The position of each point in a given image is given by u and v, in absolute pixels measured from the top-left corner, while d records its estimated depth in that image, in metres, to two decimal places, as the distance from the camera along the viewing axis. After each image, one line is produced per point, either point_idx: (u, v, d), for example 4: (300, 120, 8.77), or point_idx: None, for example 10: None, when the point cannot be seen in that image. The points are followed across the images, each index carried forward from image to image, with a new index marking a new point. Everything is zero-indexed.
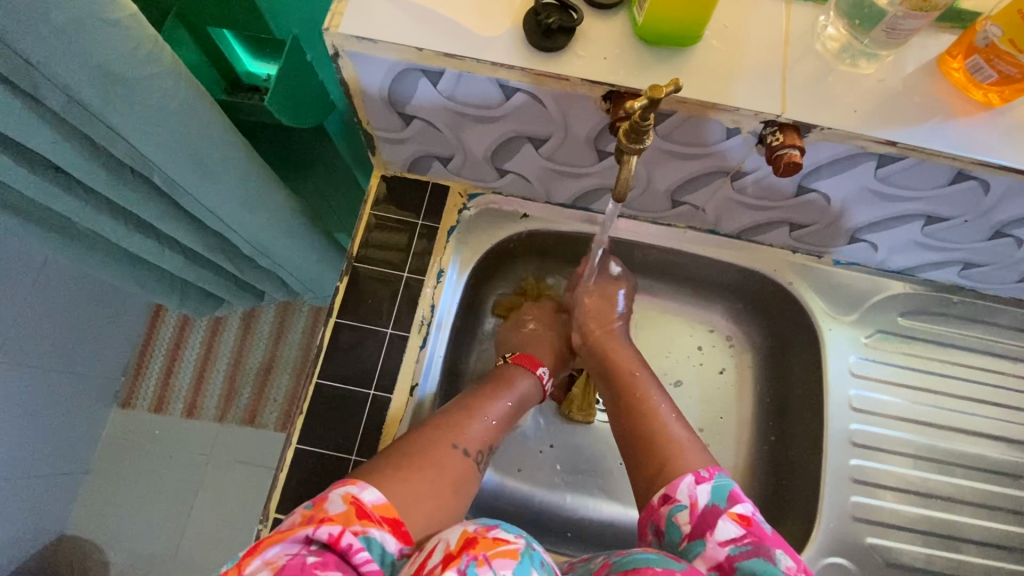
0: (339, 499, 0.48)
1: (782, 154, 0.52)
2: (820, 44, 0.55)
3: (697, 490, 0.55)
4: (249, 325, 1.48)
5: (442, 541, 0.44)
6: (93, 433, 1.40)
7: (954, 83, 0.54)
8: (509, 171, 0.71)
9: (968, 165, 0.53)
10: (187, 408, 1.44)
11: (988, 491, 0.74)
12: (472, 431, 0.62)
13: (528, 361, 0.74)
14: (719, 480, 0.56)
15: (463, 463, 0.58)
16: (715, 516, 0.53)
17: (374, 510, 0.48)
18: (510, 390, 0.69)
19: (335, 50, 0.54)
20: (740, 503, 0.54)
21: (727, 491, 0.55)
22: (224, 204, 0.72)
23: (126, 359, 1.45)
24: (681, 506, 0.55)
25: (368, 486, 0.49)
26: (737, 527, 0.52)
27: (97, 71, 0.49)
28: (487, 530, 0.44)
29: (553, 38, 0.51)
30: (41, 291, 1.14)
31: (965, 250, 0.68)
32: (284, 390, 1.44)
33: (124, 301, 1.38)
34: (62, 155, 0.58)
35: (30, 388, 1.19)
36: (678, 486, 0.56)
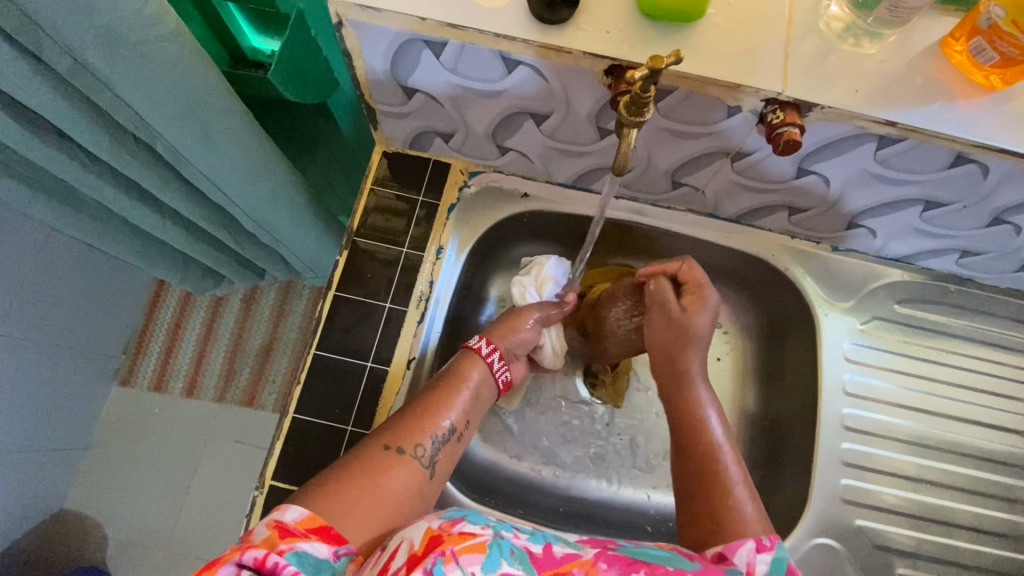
0: (263, 527, 0.48)
1: (782, 132, 0.52)
2: (823, 23, 0.55)
3: (758, 559, 0.51)
4: (250, 305, 1.48)
5: (405, 541, 0.47)
6: (94, 408, 1.42)
7: (958, 65, 0.54)
8: (511, 148, 0.71)
9: (967, 147, 0.53)
10: (187, 386, 1.45)
11: (979, 478, 0.75)
12: (411, 431, 0.59)
13: (467, 355, 0.68)
14: (782, 552, 0.52)
15: (393, 463, 0.56)
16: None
17: (298, 524, 0.48)
18: (453, 383, 0.64)
19: (339, 18, 0.54)
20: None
21: (783, 565, 0.51)
22: (227, 176, 0.73)
23: (127, 337, 1.47)
24: (737, 570, 0.51)
25: (289, 506, 0.50)
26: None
27: (102, 32, 0.49)
28: (451, 526, 0.46)
29: (557, 10, 0.51)
30: (44, 265, 1.14)
31: (963, 238, 0.68)
32: (283, 371, 1.45)
33: (126, 278, 1.39)
34: (66, 120, 0.59)
35: (32, 362, 1.20)
36: (739, 550, 0.52)
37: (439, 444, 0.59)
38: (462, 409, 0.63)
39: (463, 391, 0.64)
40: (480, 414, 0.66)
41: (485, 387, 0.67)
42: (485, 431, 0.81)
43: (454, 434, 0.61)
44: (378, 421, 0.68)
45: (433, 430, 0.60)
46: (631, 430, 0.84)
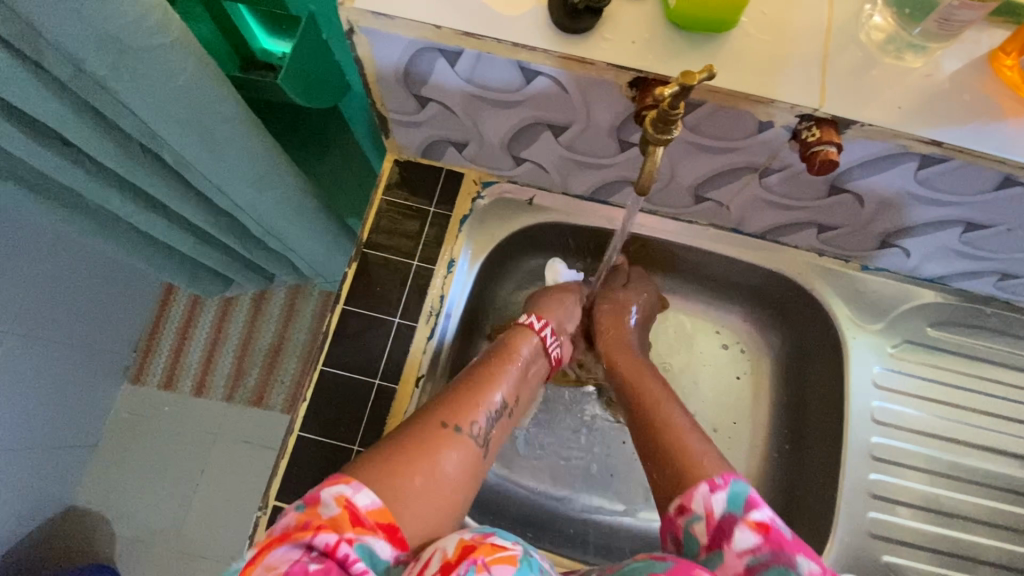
0: (331, 501, 0.43)
1: (817, 151, 0.49)
2: (864, 34, 0.51)
3: (714, 499, 0.51)
4: (259, 306, 1.48)
5: (438, 549, 0.42)
6: (103, 406, 1.42)
7: (1009, 81, 0.50)
8: (526, 159, 0.68)
9: (1017, 169, 0.50)
10: (196, 387, 1.45)
11: (1011, 512, 0.71)
12: (467, 409, 0.57)
13: (522, 331, 0.68)
14: (737, 486, 0.51)
15: (453, 441, 0.53)
16: (731, 527, 0.49)
17: (368, 515, 0.44)
18: (504, 358, 0.64)
19: (350, 25, 0.52)
20: (757, 508, 0.49)
21: (742, 498, 0.50)
22: (235, 183, 0.71)
23: (137, 336, 1.46)
24: (696, 516, 0.51)
25: (363, 487, 0.45)
26: (754, 535, 0.47)
27: (105, 39, 0.47)
28: (483, 537, 0.42)
29: (581, 19, 0.48)
30: (54, 265, 1.14)
31: (1004, 260, 0.64)
32: (291, 373, 1.44)
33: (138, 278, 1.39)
34: (70, 128, 0.57)
35: (41, 361, 1.20)
36: (694, 495, 0.52)
37: (491, 422, 0.58)
38: (512, 384, 0.62)
39: (513, 368, 0.64)
40: (525, 396, 0.66)
41: (535, 362, 0.67)
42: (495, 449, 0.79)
43: (504, 411, 0.61)
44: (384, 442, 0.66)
45: (485, 408, 0.58)
46: None
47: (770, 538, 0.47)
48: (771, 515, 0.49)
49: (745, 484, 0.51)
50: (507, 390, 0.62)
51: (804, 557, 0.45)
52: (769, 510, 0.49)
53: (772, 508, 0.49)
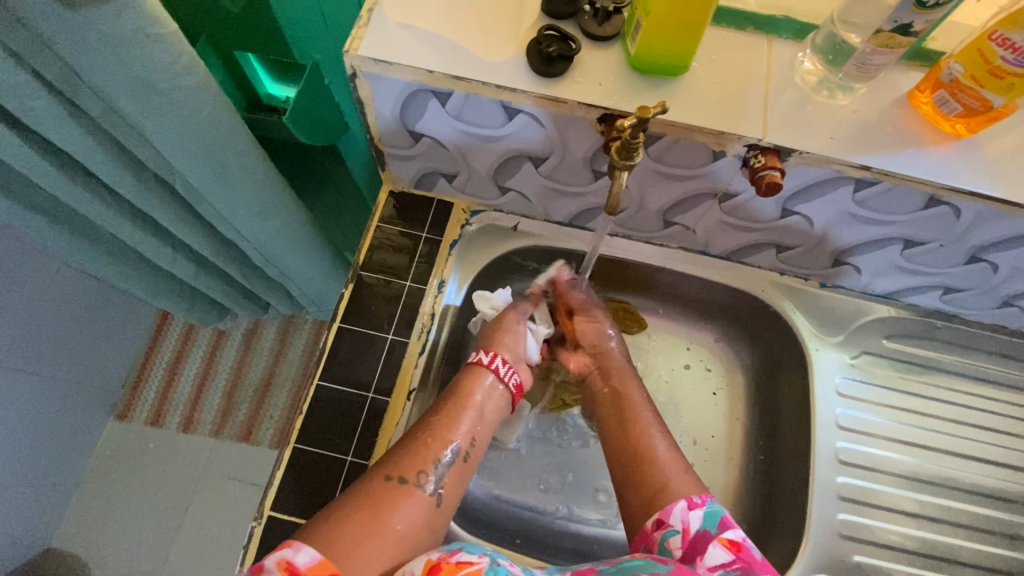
0: (275, 566, 0.46)
1: (764, 175, 0.56)
2: (799, 77, 0.59)
3: (691, 516, 0.59)
4: (250, 340, 1.52)
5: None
6: (87, 442, 1.42)
7: (926, 115, 0.58)
8: (511, 188, 0.75)
9: (939, 191, 0.57)
10: (184, 422, 1.46)
11: (977, 514, 0.75)
12: (415, 460, 0.58)
13: (473, 369, 0.69)
14: (711, 506, 0.59)
15: (398, 495, 0.55)
16: (705, 542, 0.57)
17: (309, 569, 0.46)
18: (458, 401, 0.64)
19: (353, 70, 0.59)
20: (730, 529, 0.57)
21: (718, 518, 0.58)
22: (240, 212, 0.76)
23: (126, 372, 1.49)
24: (674, 530, 0.59)
25: (302, 546, 0.48)
26: (726, 552, 0.56)
27: (135, 79, 0.53)
28: (449, 555, 0.49)
29: (553, 65, 0.56)
30: (46, 299, 1.18)
31: (944, 275, 0.71)
32: (280, 408, 1.47)
33: (121, 312, 1.41)
34: (93, 159, 0.62)
35: (30, 395, 1.21)
36: (673, 511, 0.59)
37: (442, 469, 0.59)
38: (468, 427, 0.63)
39: (467, 412, 0.64)
40: (488, 433, 0.66)
41: (490, 401, 0.67)
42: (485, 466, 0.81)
43: (459, 457, 0.61)
44: (376, 453, 0.68)
45: (436, 457, 0.59)
46: None
47: (740, 555, 0.56)
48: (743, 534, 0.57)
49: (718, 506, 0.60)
50: (461, 435, 0.62)
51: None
52: (739, 531, 0.58)
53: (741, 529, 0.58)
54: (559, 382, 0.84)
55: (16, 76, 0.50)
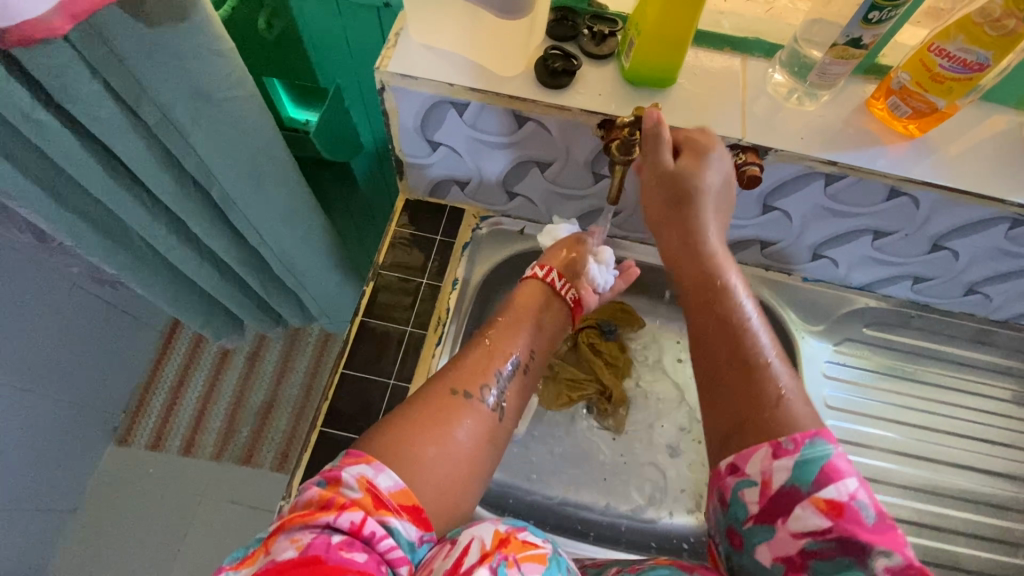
0: (355, 483, 0.47)
1: (744, 170, 0.64)
2: (771, 88, 0.68)
3: (776, 467, 0.48)
4: (253, 364, 1.59)
5: (474, 537, 0.46)
6: (87, 465, 1.46)
7: (882, 119, 0.67)
8: (518, 193, 0.82)
9: (898, 182, 0.65)
10: (185, 446, 1.50)
11: (961, 485, 0.81)
12: (475, 376, 0.62)
13: (530, 284, 0.72)
14: (816, 453, 0.47)
15: (461, 407, 0.59)
16: (792, 501, 0.46)
17: (391, 497, 0.48)
18: (517, 316, 0.69)
19: (383, 85, 0.67)
20: (830, 486, 0.45)
21: (814, 469, 0.46)
22: (268, 217, 0.82)
23: (128, 397, 1.54)
24: (751, 481, 0.49)
25: (384, 469, 0.50)
26: (819, 517, 0.45)
27: (192, 90, 0.60)
28: (516, 531, 0.47)
29: (558, 78, 0.65)
30: (51, 319, 1.22)
31: (911, 265, 0.78)
32: (281, 430, 1.51)
33: (121, 334, 1.46)
34: (144, 166, 0.69)
35: (27, 414, 1.25)
36: (753, 458, 0.49)
37: (503, 381, 0.63)
38: (526, 343, 0.67)
39: (524, 328, 0.68)
40: (546, 347, 0.70)
41: (549, 315, 0.71)
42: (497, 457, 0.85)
43: (518, 370, 0.65)
44: None
45: (496, 370, 0.63)
46: (639, 455, 0.87)
47: (840, 521, 0.45)
48: (851, 491, 0.45)
49: (820, 450, 0.47)
50: (519, 350, 0.66)
51: (876, 546, 0.43)
52: (846, 487, 0.45)
53: (850, 486, 0.45)
54: (565, 381, 0.88)
55: (90, 87, 0.57)
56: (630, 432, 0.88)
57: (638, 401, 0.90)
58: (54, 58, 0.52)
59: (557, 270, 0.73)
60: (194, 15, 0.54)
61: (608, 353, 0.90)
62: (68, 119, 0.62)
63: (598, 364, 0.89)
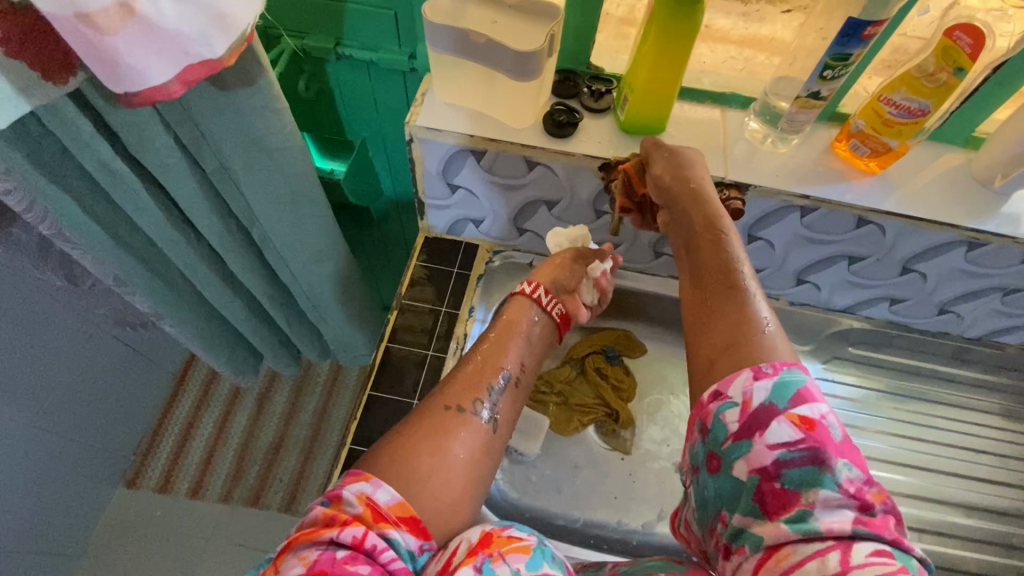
0: (355, 499, 0.51)
1: (729, 203, 0.73)
2: (748, 134, 0.78)
3: (756, 387, 0.51)
4: (263, 403, 1.63)
5: (464, 540, 0.52)
6: (96, 508, 1.47)
7: (846, 158, 0.77)
8: (528, 229, 0.91)
9: (865, 213, 0.74)
10: (193, 487, 1.52)
11: (955, 492, 0.86)
12: (468, 391, 0.65)
13: (517, 299, 0.76)
14: (787, 376, 0.51)
15: (457, 422, 0.62)
16: (770, 417, 0.50)
17: (390, 510, 0.52)
18: (506, 330, 0.73)
19: (412, 137, 0.77)
20: (804, 404, 0.49)
21: (790, 391, 0.50)
22: (301, 255, 0.91)
23: (140, 438, 1.57)
24: (732, 403, 0.52)
25: (382, 484, 0.53)
26: (794, 430, 0.48)
27: (249, 142, 0.70)
28: (501, 530, 0.53)
29: (563, 128, 0.75)
30: (74, 359, 1.27)
31: (887, 287, 0.86)
32: (290, 469, 1.53)
33: (136, 375, 1.51)
34: (197, 210, 0.77)
35: (43, 455, 1.28)
36: (734, 381, 0.53)
37: (496, 395, 0.67)
38: (516, 356, 0.71)
39: (514, 341, 0.72)
40: (535, 360, 0.74)
41: (536, 329, 0.75)
42: (513, 476, 0.89)
43: (509, 384, 0.69)
44: None
45: (488, 385, 0.67)
46: (649, 472, 0.91)
47: (812, 435, 0.48)
48: (822, 412, 0.49)
49: (796, 377, 0.52)
50: (509, 364, 0.70)
51: (841, 460, 0.47)
52: (819, 408, 0.49)
53: (822, 406, 0.49)
54: (575, 406, 0.94)
55: (163, 141, 0.66)
56: (638, 451, 0.93)
57: (644, 420, 0.95)
58: (136, 117, 0.61)
59: (544, 286, 0.78)
60: (259, 80, 0.64)
61: (613, 376, 0.96)
62: (137, 168, 0.71)
63: (603, 387, 0.95)
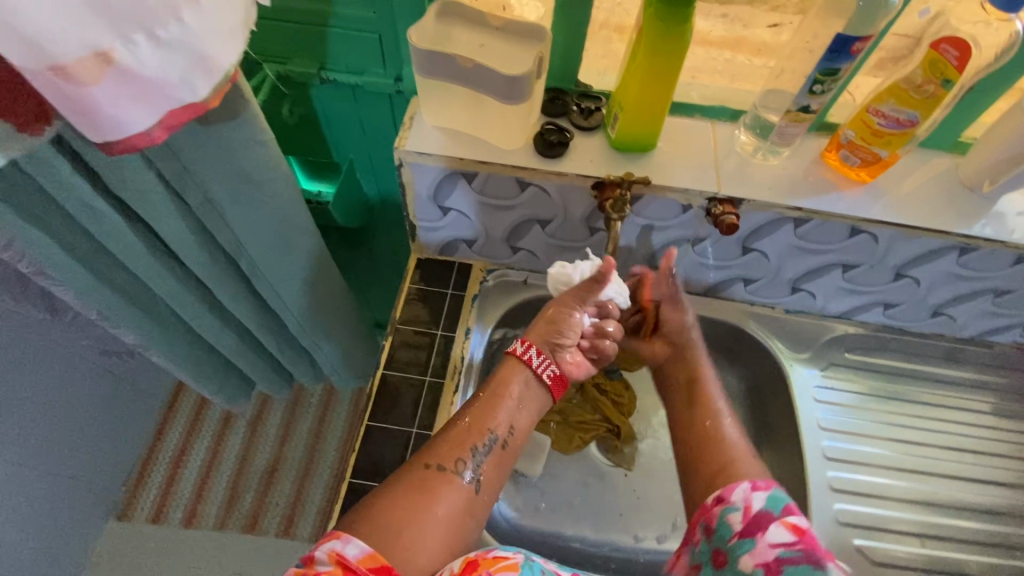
0: (325, 558, 0.52)
1: (723, 219, 0.73)
2: (739, 147, 0.78)
3: (754, 497, 0.62)
4: (256, 427, 1.60)
5: (447, 568, 0.57)
6: (85, 545, 1.42)
7: (836, 168, 0.77)
8: (522, 248, 0.90)
9: (858, 222, 0.74)
10: (187, 517, 1.48)
11: (956, 494, 0.86)
12: (451, 449, 0.65)
13: (508, 361, 0.73)
14: (776, 493, 0.62)
15: (438, 483, 0.62)
16: (766, 522, 0.59)
17: (360, 563, 0.51)
18: (495, 390, 0.71)
19: (401, 161, 0.76)
20: (795, 514, 0.59)
21: (782, 503, 0.61)
22: (291, 282, 0.89)
23: (129, 469, 1.53)
24: (734, 507, 0.62)
25: (352, 539, 0.53)
26: (789, 534, 0.57)
27: (235, 174, 0.68)
28: (485, 553, 0.58)
29: (554, 148, 0.74)
30: (58, 395, 1.23)
31: (880, 293, 0.86)
32: (286, 494, 1.51)
33: (123, 406, 1.47)
34: (183, 243, 0.75)
35: (29, 496, 1.24)
36: (736, 490, 0.63)
37: (481, 456, 0.66)
38: (505, 417, 0.69)
39: (503, 402, 0.70)
40: (528, 421, 0.72)
41: (529, 390, 0.72)
42: (517, 498, 0.88)
43: (497, 445, 0.67)
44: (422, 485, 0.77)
45: (474, 445, 0.66)
46: (653, 488, 0.91)
47: (804, 539, 0.57)
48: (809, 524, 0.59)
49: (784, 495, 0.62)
50: (498, 425, 0.68)
51: (832, 563, 0.55)
52: (805, 520, 0.59)
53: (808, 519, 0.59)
54: (575, 424, 0.92)
55: (146, 177, 0.64)
56: (641, 465, 0.93)
57: (645, 435, 0.95)
58: (117, 156, 0.60)
59: (539, 346, 0.74)
60: (244, 112, 0.63)
61: (613, 392, 0.95)
62: (119, 204, 0.69)
63: (604, 405, 0.93)
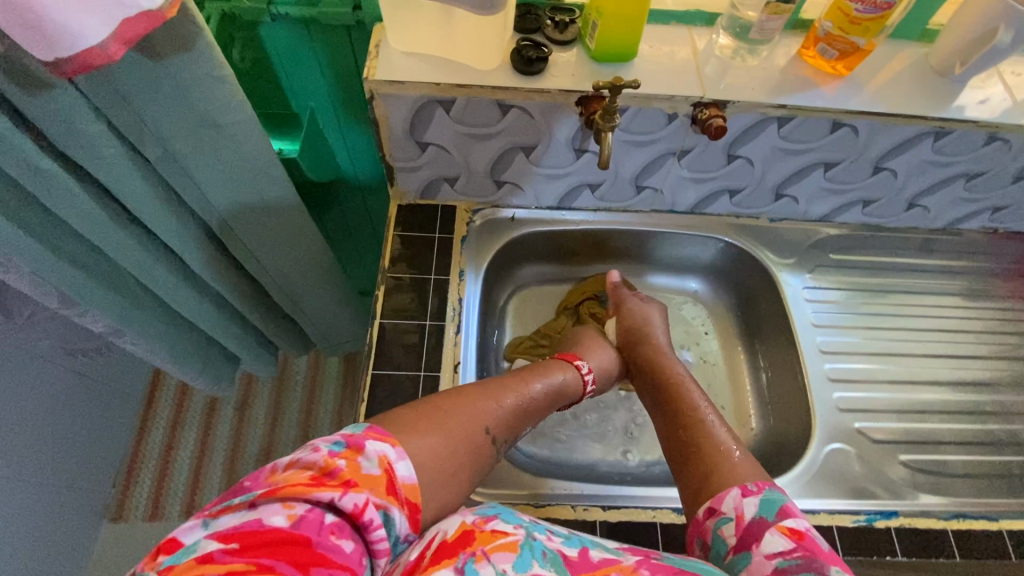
0: (376, 462, 0.47)
1: (711, 122, 0.72)
2: (717, 50, 0.77)
3: (745, 502, 0.58)
4: (245, 410, 1.55)
5: (440, 531, 0.48)
6: (82, 549, 1.37)
7: (814, 64, 0.77)
8: (506, 181, 0.87)
9: (840, 115, 0.75)
10: (187, 507, 1.44)
11: (933, 372, 0.92)
12: (466, 406, 0.61)
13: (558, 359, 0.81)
14: (770, 494, 0.58)
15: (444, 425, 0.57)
16: (762, 529, 0.55)
17: (403, 488, 0.47)
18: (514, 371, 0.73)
19: (372, 93, 0.71)
20: (790, 517, 0.55)
21: (776, 506, 0.57)
22: (268, 241, 0.84)
23: (116, 468, 1.47)
24: (727, 518, 0.58)
25: (406, 458, 0.49)
26: (785, 540, 0.53)
27: (194, 118, 0.62)
28: (484, 523, 0.49)
29: (534, 64, 0.70)
30: (26, 401, 1.15)
31: (860, 189, 0.88)
32: None
33: (99, 404, 1.40)
34: (145, 205, 0.69)
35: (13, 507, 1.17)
36: (725, 498, 0.59)
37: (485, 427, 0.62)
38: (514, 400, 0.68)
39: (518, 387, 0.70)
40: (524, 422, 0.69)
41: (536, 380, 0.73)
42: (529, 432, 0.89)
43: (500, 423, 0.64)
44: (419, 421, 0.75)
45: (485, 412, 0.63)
46: None
47: (802, 545, 0.53)
48: (809, 526, 0.55)
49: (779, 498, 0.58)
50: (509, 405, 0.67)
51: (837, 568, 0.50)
52: (803, 522, 0.55)
53: (806, 520, 0.55)
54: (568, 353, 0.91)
55: (93, 127, 0.57)
56: None
57: None
58: (57, 103, 0.53)
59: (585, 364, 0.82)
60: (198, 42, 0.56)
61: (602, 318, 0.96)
62: (66, 164, 0.62)
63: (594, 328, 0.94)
